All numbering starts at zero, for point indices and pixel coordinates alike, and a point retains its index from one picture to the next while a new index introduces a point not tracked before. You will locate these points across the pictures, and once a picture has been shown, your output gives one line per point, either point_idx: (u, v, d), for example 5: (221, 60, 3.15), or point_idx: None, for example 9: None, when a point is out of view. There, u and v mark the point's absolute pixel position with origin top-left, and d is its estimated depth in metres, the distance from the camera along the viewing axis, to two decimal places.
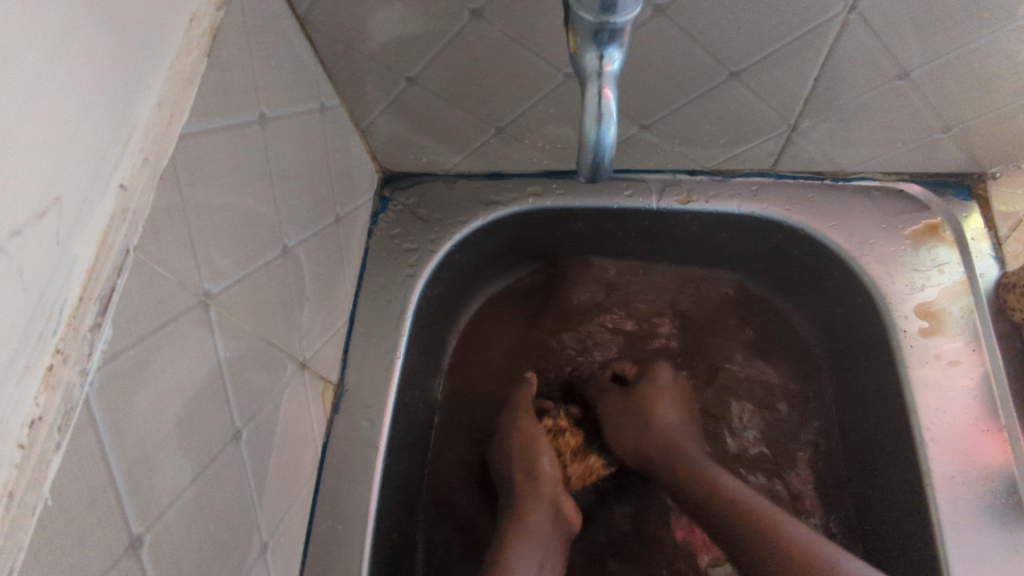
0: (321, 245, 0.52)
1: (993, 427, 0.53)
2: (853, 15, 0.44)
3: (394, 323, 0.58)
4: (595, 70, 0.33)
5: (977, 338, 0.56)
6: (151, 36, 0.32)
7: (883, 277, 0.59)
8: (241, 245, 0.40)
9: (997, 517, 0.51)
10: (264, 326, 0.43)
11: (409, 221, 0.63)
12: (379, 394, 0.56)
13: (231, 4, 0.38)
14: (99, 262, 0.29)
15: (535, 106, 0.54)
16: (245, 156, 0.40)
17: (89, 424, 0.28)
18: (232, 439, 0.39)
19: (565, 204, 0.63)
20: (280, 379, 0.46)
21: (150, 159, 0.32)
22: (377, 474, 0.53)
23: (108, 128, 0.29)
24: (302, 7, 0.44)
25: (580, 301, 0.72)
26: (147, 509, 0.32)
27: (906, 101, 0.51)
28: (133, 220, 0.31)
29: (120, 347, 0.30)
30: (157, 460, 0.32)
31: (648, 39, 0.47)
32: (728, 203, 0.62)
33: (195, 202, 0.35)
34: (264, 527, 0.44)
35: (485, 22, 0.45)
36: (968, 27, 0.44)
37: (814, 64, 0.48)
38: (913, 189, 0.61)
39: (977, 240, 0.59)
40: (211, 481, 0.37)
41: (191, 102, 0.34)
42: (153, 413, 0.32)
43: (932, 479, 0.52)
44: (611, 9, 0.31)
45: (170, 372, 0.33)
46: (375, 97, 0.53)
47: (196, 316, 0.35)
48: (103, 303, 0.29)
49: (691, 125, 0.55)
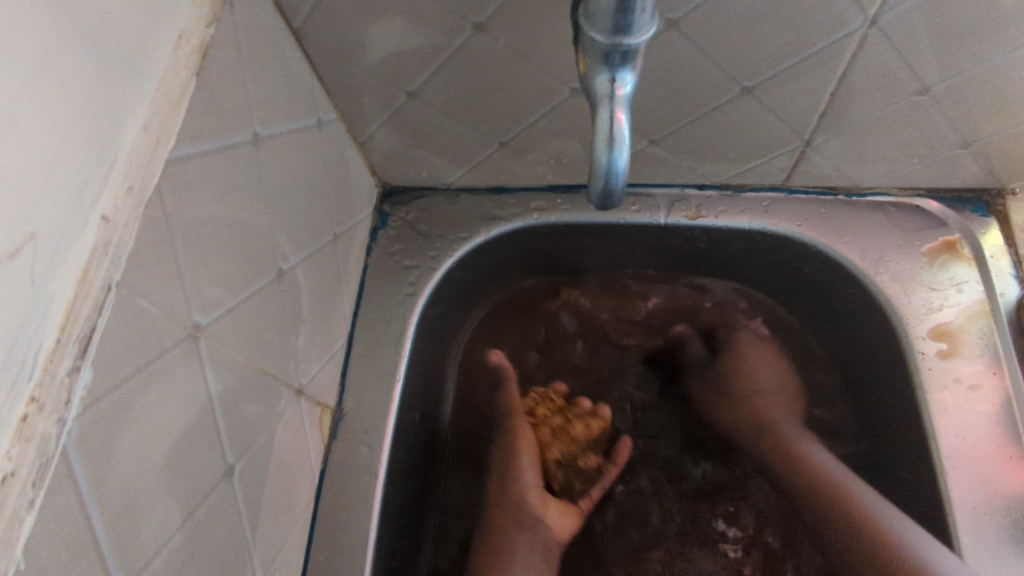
0: (319, 264, 0.50)
1: (1016, 453, 0.51)
2: (873, 29, 0.42)
3: (394, 344, 0.56)
4: (606, 93, 0.31)
5: (997, 359, 0.54)
6: (136, 57, 0.30)
7: (900, 296, 0.57)
8: (235, 272, 0.38)
9: (1023, 549, 0.49)
10: (258, 354, 0.41)
11: (409, 238, 0.61)
12: (379, 418, 0.54)
13: (221, 19, 0.36)
14: (79, 300, 0.27)
15: (540, 121, 0.52)
16: (238, 177, 0.38)
17: (66, 476, 0.26)
18: (224, 475, 0.37)
19: (570, 219, 0.61)
20: (276, 409, 0.44)
21: (134, 188, 0.30)
22: (376, 501, 0.51)
23: (89, 155, 0.28)
24: (297, 20, 0.42)
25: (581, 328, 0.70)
26: (131, 561, 0.30)
27: (925, 117, 0.49)
28: (116, 254, 0.29)
29: (102, 391, 0.28)
30: (142, 507, 0.31)
31: (659, 53, 0.45)
32: (739, 218, 0.60)
33: (184, 231, 0.33)
34: (258, 563, 0.42)
35: (488, 37, 0.43)
36: (993, 41, 0.42)
37: (830, 80, 0.46)
38: (929, 206, 0.59)
39: (995, 257, 0.57)
40: (202, 522, 0.35)
41: (178, 125, 0.32)
42: (138, 458, 0.30)
43: (952, 508, 0.51)
44: (624, 30, 0.29)
45: (156, 412, 0.31)
46: (374, 111, 0.51)
47: (185, 351, 0.34)
48: (83, 344, 0.27)
49: (701, 140, 0.54)
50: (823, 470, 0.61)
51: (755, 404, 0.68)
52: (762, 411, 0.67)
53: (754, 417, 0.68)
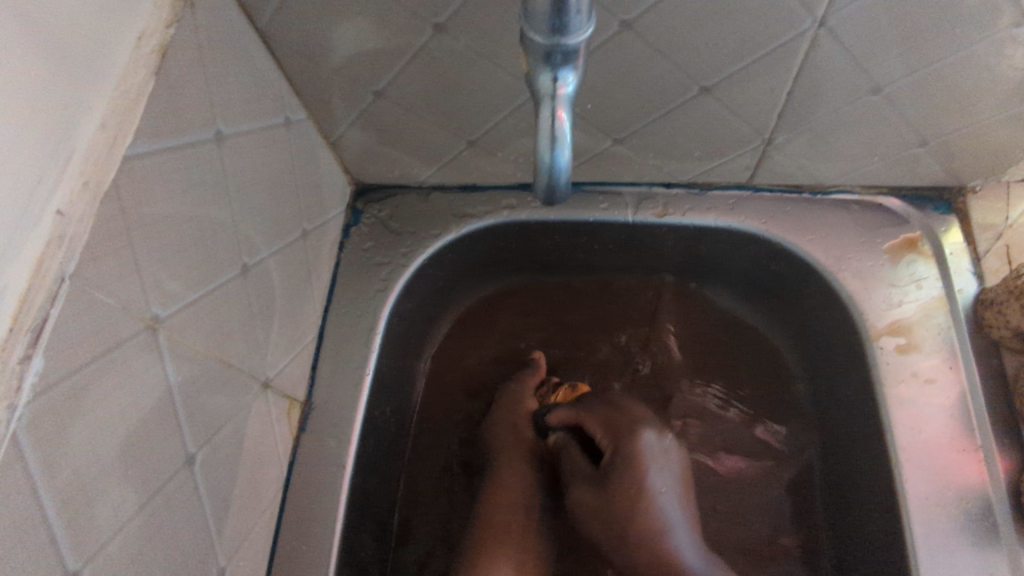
0: (288, 260, 0.51)
1: (970, 446, 0.53)
2: (823, 30, 0.43)
3: (364, 339, 0.57)
4: (548, 92, 0.32)
5: (954, 354, 0.56)
6: (93, 55, 0.31)
7: (861, 292, 0.58)
8: (197, 267, 0.39)
9: (971, 538, 0.50)
10: (221, 347, 0.42)
11: (381, 235, 0.62)
12: (347, 411, 0.55)
13: (183, 20, 0.37)
14: (32, 291, 0.28)
15: (506, 120, 0.53)
16: (200, 174, 0.39)
17: (17, 460, 0.27)
18: (184, 464, 0.38)
19: (540, 217, 0.62)
20: (242, 401, 0.45)
21: (90, 183, 0.31)
22: (343, 492, 0.52)
23: (45, 151, 0.29)
24: (263, 21, 0.43)
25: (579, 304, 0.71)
26: (84, 544, 0.31)
27: (881, 116, 0.50)
28: (70, 247, 0.30)
29: (54, 379, 0.29)
30: (97, 493, 0.32)
31: (617, 54, 0.46)
32: (705, 216, 0.61)
33: (142, 226, 0.34)
34: (222, 551, 0.43)
35: (449, 38, 0.45)
36: (939, 42, 0.43)
37: (785, 79, 0.47)
38: (892, 204, 0.61)
39: (955, 255, 0.58)
40: (160, 508, 0.36)
41: (136, 123, 0.33)
42: (93, 444, 0.31)
43: (906, 499, 0.52)
44: (562, 32, 0.30)
45: (113, 401, 0.32)
46: (342, 110, 0.52)
47: (143, 342, 0.35)
48: (35, 334, 0.28)
49: (665, 139, 0.55)
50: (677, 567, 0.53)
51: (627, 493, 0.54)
52: (633, 505, 0.54)
53: (630, 495, 0.54)
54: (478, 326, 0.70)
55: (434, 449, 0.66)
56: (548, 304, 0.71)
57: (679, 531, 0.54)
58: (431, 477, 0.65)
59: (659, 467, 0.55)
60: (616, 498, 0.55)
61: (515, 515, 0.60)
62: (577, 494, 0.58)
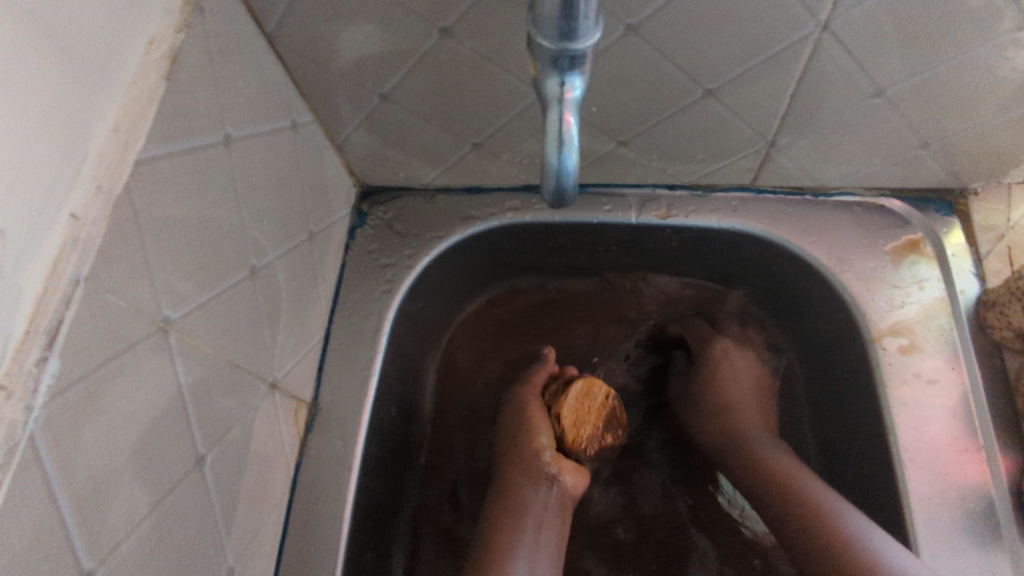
0: (294, 262, 0.52)
1: (971, 446, 0.53)
2: (826, 33, 0.43)
3: (370, 341, 0.58)
4: (555, 97, 0.33)
5: (956, 355, 0.56)
6: (105, 61, 0.32)
7: (863, 293, 0.58)
8: (207, 270, 0.40)
9: (974, 537, 0.50)
10: (231, 348, 0.43)
11: (386, 237, 0.62)
12: (354, 412, 0.55)
13: (193, 24, 0.37)
14: (48, 293, 0.28)
15: (511, 122, 0.53)
16: (209, 177, 0.39)
17: (33, 460, 0.27)
18: (195, 465, 0.39)
19: (544, 219, 0.62)
20: (250, 402, 0.45)
21: (103, 187, 0.31)
22: (349, 492, 0.53)
23: (59, 156, 0.29)
24: (270, 24, 0.44)
25: (569, 299, 0.71)
26: (97, 543, 0.31)
27: (884, 118, 0.51)
28: (84, 250, 0.30)
29: (69, 381, 0.29)
30: (110, 493, 0.32)
31: (622, 57, 0.46)
32: (708, 218, 0.61)
33: (154, 229, 0.35)
34: (231, 552, 0.44)
35: (455, 41, 0.45)
36: (942, 45, 0.44)
37: (789, 82, 0.48)
38: (894, 205, 0.61)
39: (957, 256, 0.59)
40: (171, 508, 0.37)
41: (147, 127, 0.34)
42: (106, 445, 0.31)
43: (909, 499, 0.52)
44: (570, 37, 0.31)
45: (124, 402, 0.33)
46: (348, 113, 0.52)
47: (154, 344, 0.35)
48: (50, 336, 0.28)
49: (669, 141, 0.55)
50: (806, 493, 0.55)
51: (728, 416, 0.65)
52: (726, 416, 0.65)
53: (725, 435, 0.65)
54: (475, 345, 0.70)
55: (441, 450, 0.67)
56: (537, 302, 0.71)
57: (761, 442, 0.62)
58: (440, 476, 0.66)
59: (744, 387, 0.66)
60: (709, 405, 0.67)
61: (532, 515, 0.57)
62: (674, 395, 0.68)
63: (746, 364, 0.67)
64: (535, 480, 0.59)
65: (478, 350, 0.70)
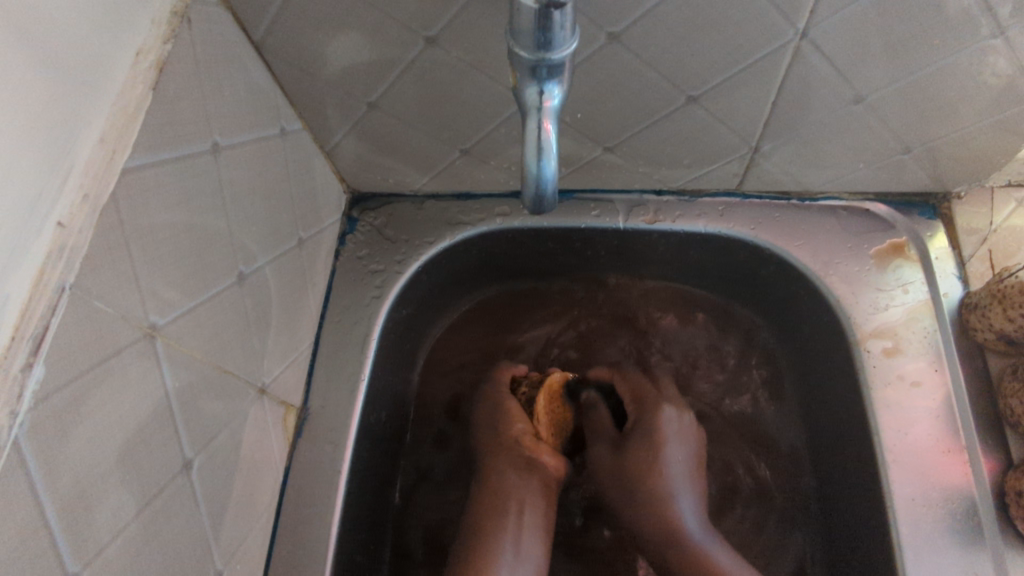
0: (284, 268, 0.52)
1: (954, 447, 0.54)
2: (805, 41, 0.44)
3: (358, 346, 0.58)
4: (534, 105, 0.34)
5: (940, 358, 0.56)
6: (92, 72, 0.32)
7: (848, 296, 0.59)
8: (194, 276, 0.40)
9: (955, 538, 0.51)
10: (219, 354, 0.43)
11: (376, 243, 0.63)
12: (343, 417, 0.56)
13: (180, 34, 0.38)
14: (34, 300, 0.29)
15: (498, 129, 0.54)
16: (196, 185, 0.40)
17: (19, 464, 0.28)
18: (182, 469, 0.39)
19: (532, 224, 0.63)
20: (238, 407, 0.46)
21: (90, 196, 0.32)
22: (339, 496, 0.53)
23: (46, 166, 0.30)
24: (258, 34, 0.44)
25: (566, 296, 0.71)
26: (83, 546, 0.32)
27: (865, 123, 0.51)
28: (69, 257, 0.31)
29: (54, 387, 0.29)
30: (96, 497, 0.32)
31: (606, 66, 0.47)
32: (695, 223, 0.62)
33: (141, 237, 0.35)
34: (219, 556, 0.44)
35: (440, 50, 0.46)
36: (919, 52, 0.45)
37: (770, 89, 0.49)
38: (879, 209, 0.61)
39: (941, 259, 0.60)
40: (158, 513, 0.37)
41: (134, 137, 0.34)
42: (91, 450, 0.32)
43: (893, 499, 0.52)
44: (546, 47, 0.31)
45: (111, 407, 0.33)
46: (337, 121, 0.53)
47: (141, 350, 0.35)
48: (36, 342, 0.29)
49: (655, 147, 0.56)
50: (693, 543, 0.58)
51: (638, 467, 0.61)
52: (654, 479, 0.60)
53: (645, 470, 0.61)
54: (469, 337, 0.71)
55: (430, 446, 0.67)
56: (536, 298, 0.71)
57: (677, 469, 0.61)
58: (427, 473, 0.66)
59: (676, 443, 0.62)
60: (633, 457, 0.62)
61: (515, 500, 0.59)
62: (598, 450, 0.64)
63: (681, 422, 0.63)
64: (520, 470, 0.61)
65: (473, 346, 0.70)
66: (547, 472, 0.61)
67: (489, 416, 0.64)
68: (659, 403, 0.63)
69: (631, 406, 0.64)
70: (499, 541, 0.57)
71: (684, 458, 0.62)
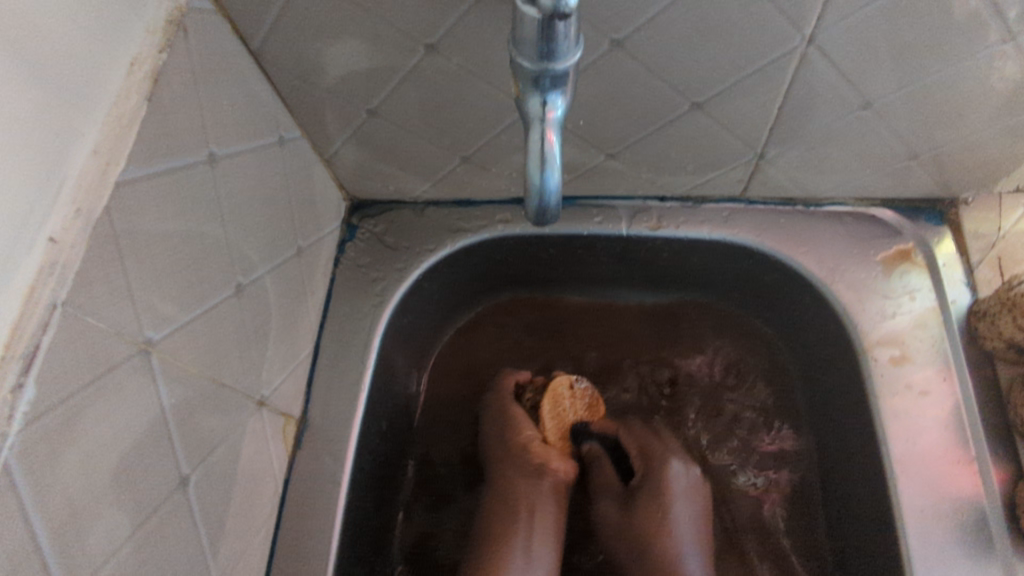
0: (282, 277, 0.52)
1: (964, 458, 0.53)
2: (812, 47, 0.43)
3: (359, 355, 0.57)
4: (537, 115, 0.33)
5: (948, 366, 0.56)
6: (85, 84, 0.31)
7: (854, 304, 0.58)
8: (190, 289, 0.39)
9: (966, 551, 0.50)
10: (216, 367, 0.42)
11: (376, 250, 0.62)
12: (343, 428, 0.55)
13: (175, 43, 0.37)
14: (25, 318, 0.28)
15: (499, 136, 0.53)
16: (193, 196, 0.39)
17: (9, 488, 0.27)
18: (178, 486, 0.39)
19: (534, 231, 0.62)
20: (236, 420, 0.45)
21: (83, 210, 0.31)
22: (339, 509, 0.52)
23: (38, 180, 0.29)
24: (255, 42, 0.44)
25: (567, 304, 0.71)
26: (76, 569, 0.31)
27: (872, 129, 0.51)
28: (62, 274, 0.30)
29: (46, 407, 0.29)
30: (90, 518, 0.32)
31: (609, 72, 0.46)
32: (699, 229, 0.61)
33: (136, 250, 0.35)
34: (217, 572, 0.43)
35: (441, 57, 0.45)
36: (928, 58, 0.44)
37: (776, 95, 0.48)
38: (885, 215, 0.61)
39: (948, 266, 0.59)
40: (154, 531, 0.36)
41: (128, 148, 0.33)
42: (85, 470, 0.31)
43: (901, 510, 0.52)
44: (549, 56, 0.30)
45: (105, 426, 0.33)
46: (336, 128, 0.52)
47: (136, 365, 0.35)
48: (27, 361, 0.28)
49: (658, 153, 0.55)
50: None
51: (643, 539, 0.60)
52: (660, 545, 0.59)
53: (653, 538, 0.59)
54: (479, 337, 0.70)
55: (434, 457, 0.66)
56: (537, 307, 0.71)
57: (682, 521, 0.60)
58: (431, 484, 0.65)
59: (682, 497, 0.60)
60: (639, 520, 0.60)
61: (525, 502, 0.59)
62: (603, 506, 0.63)
63: (688, 478, 0.61)
64: (530, 475, 0.60)
65: (474, 356, 0.70)
66: (557, 475, 0.61)
67: (497, 423, 0.64)
68: (664, 454, 0.62)
69: (635, 457, 0.63)
70: (512, 544, 0.57)
71: (688, 502, 0.60)
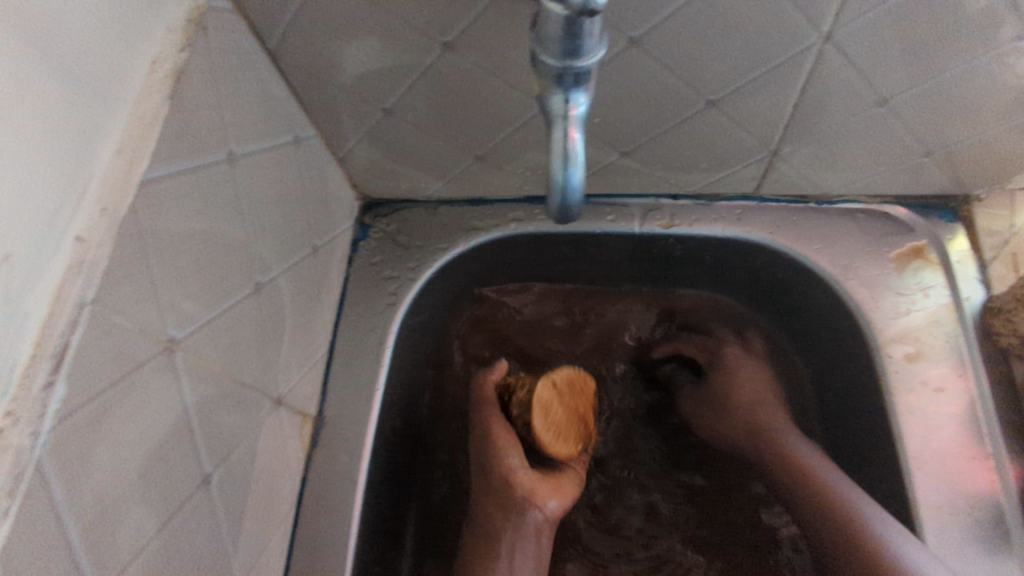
0: (298, 276, 0.52)
1: (979, 454, 0.53)
2: (828, 44, 0.43)
3: (374, 354, 0.58)
4: (560, 113, 0.33)
5: (963, 363, 0.56)
6: (109, 83, 0.32)
7: (868, 301, 0.58)
8: (212, 288, 0.40)
9: (983, 547, 0.50)
10: (236, 366, 0.42)
11: (389, 249, 0.62)
12: (359, 426, 0.55)
13: (196, 43, 0.37)
14: (54, 317, 0.28)
15: (513, 135, 0.53)
16: (213, 195, 0.39)
17: (41, 486, 0.27)
18: (201, 484, 0.39)
19: (547, 229, 0.62)
20: (255, 419, 0.45)
21: (109, 209, 0.31)
22: (356, 507, 0.53)
23: (64, 179, 0.29)
24: (272, 41, 0.44)
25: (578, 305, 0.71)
26: (105, 567, 0.31)
27: (887, 126, 0.51)
28: (89, 273, 0.30)
29: (75, 405, 0.29)
30: (118, 515, 0.32)
31: (625, 70, 0.46)
32: (712, 227, 0.61)
33: (160, 249, 0.35)
34: (238, 570, 0.43)
35: (457, 55, 0.45)
36: (945, 55, 0.44)
37: (791, 93, 0.48)
38: (898, 212, 0.61)
39: (961, 262, 0.59)
40: (178, 529, 0.37)
41: (151, 147, 0.34)
42: (112, 469, 0.31)
43: (918, 506, 0.52)
44: (573, 54, 0.31)
45: (131, 424, 0.33)
46: (351, 127, 0.53)
47: (160, 364, 0.35)
48: (57, 360, 0.28)
49: (672, 151, 0.55)
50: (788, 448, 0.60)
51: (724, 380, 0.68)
52: (746, 406, 0.65)
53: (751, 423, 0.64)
54: (488, 339, 0.69)
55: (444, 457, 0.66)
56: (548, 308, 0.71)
57: (764, 392, 0.66)
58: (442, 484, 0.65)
59: (745, 367, 0.67)
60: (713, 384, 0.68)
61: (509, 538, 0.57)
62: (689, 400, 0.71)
63: (755, 369, 0.67)
64: (514, 508, 0.57)
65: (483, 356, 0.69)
66: (547, 511, 0.58)
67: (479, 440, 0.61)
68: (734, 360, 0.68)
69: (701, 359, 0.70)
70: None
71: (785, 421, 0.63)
